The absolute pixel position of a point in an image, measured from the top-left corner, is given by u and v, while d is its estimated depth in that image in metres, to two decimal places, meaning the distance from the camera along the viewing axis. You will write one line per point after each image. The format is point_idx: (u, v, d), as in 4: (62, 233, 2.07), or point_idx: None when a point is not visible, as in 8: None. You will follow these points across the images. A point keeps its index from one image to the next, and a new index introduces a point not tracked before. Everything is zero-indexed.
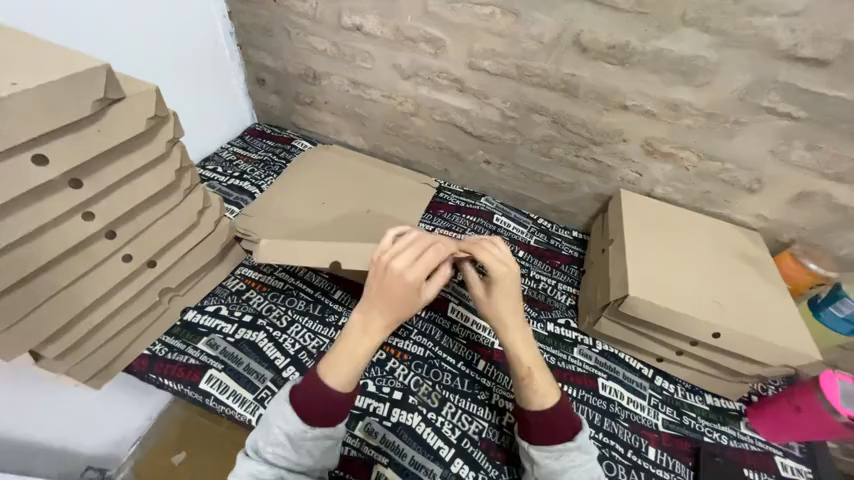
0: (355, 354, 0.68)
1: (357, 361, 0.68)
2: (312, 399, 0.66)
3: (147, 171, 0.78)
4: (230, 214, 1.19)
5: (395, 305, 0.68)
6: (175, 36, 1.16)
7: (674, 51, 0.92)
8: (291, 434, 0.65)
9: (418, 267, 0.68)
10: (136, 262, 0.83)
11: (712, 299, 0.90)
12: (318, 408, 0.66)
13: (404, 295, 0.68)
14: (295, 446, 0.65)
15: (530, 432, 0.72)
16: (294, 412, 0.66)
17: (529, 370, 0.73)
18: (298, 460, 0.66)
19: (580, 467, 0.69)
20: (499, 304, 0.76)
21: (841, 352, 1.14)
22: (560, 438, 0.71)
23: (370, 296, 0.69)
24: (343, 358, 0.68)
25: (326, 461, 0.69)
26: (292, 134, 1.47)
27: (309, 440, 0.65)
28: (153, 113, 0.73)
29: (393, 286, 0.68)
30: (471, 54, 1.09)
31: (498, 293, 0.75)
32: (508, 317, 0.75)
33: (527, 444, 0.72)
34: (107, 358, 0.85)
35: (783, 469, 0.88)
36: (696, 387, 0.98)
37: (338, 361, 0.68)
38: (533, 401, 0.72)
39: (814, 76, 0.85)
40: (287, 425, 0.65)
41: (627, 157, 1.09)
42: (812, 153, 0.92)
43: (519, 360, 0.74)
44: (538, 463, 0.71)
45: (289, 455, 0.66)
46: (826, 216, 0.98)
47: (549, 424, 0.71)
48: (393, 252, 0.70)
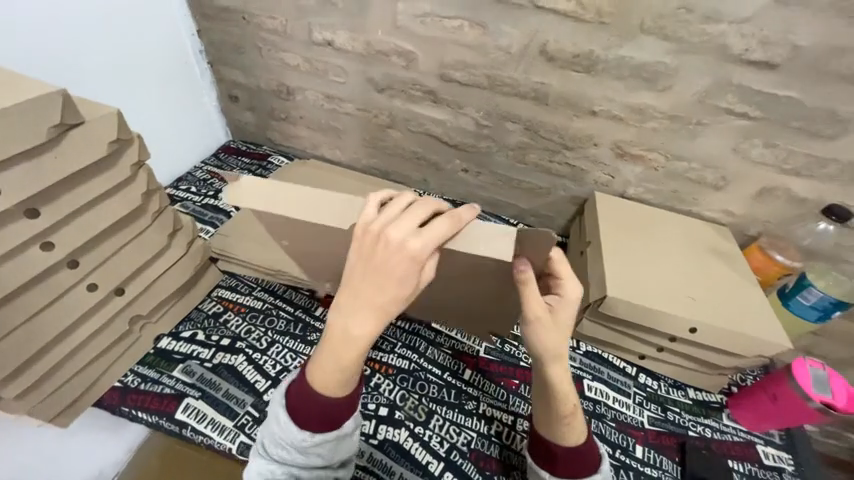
0: (348, 358, 0.56)
1: (350, 366, 0.57)
2: (316, 405, 0.58)
3: (112, 197, 0.76)
4: (204, 234, 1.17)
5: (387, 288, 0.54)
6: (142, 57, 1.13)
7: (635, 59, 0.95)
8: (295, 440, 0.59)
9: (420, 239, 0.54)
10: (102, 292, 0.80)
11: (687, 295, 0.92)
12: (326, 416, 0.59)
13: (398, 276, 0.53)
14: (301, 451, 0.59)
15: (555, 462, 0.67)
16: (290, 420, 0.59)
17: (573, 408, 0.67)
18: (307, 463, 0.60)
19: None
20: (561, 326, 0.66)
21: (813, 337, 1.19)
22: (586, 471, 0.67)
23: (353, 279, 0.55)
24: (336, 363, 0.56)
25: (343, 455, 0.62)
26: (268, 150, 1.45)
27: (314, 443, 0.59)
28: (115, 137, 0.71)
29: (385, 264, 0.54)
30: (442, 66, 1.10)
31: (561, 314, 0.66)
32: (563, 344, 0.65)
33: (549, 475, 0.68)
34: (73, 394, 0.81)
35: (765, 458, 0.90)
36: (678, 382, 1.00)
37: (329, 364, 0.57)
38: (569, 438, 0.67)
39: (766, 79, 0.90)
40: (286, 431, 0.59)
41: (599, 160, 1.12)
42: (770, 150, 0.97)
43: (568, 396, 0.66)
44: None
45: (295, 458, 0.60)
46: (788, 209, 1.03)
47: (577, 456, 0.67)
48: (386, 221, 0.56)
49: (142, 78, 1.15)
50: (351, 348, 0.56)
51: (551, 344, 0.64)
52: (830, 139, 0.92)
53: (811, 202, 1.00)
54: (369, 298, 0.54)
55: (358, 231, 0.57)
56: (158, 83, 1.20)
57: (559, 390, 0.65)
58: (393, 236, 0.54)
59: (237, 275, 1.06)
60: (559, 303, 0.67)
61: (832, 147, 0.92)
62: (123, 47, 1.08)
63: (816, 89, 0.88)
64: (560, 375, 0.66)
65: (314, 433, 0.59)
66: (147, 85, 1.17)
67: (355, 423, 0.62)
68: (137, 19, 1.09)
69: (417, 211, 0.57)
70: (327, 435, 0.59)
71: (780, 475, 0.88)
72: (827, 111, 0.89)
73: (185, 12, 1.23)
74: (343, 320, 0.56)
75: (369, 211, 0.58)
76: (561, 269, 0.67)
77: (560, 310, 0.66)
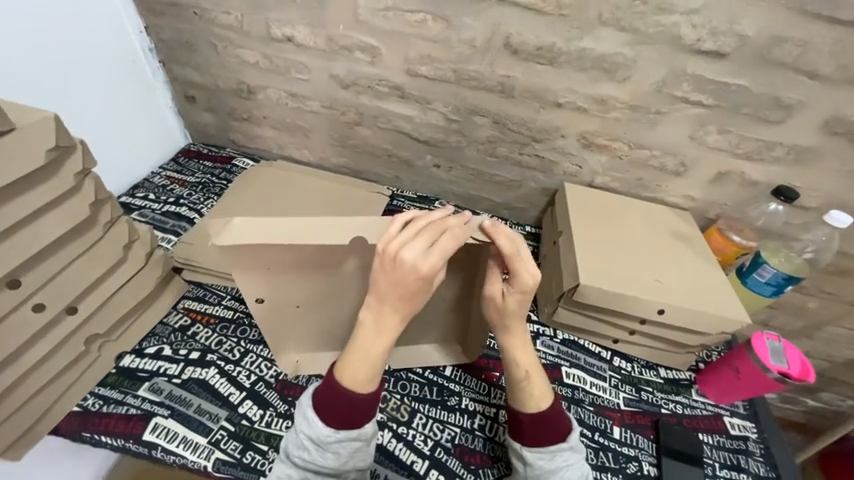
0: (373, 358, 0.66)
1: (375, 365, 0.66)
2: (340, 403, 0.63)
3: (55, 206, 0.72)
4: (166, 243, 1.10)
5: (406, 297, 0.64)
6: (86, 57, 1.06)
7: (595, 50, 0.97)
8: (315, 438, 0.63)
9: (431, 257, 0.62)
10: (51, 312, 0.75)
11: (654, 278, 0.96)
12: (347, 415, 0.64)
13: (415, 288, 0.63)
14: (322, 450, 0.63)
15: (522, 431, 0.73)
16: (316, 416, 0.64)
17: (529, 376, 0.74)
18: (325, 464, 0.63)
19: (571, 466, 0.71)
20: (516, 310, 0.73)
21: (769, 311, 1.27)
22: (553, 440, 0.72)
23: (376, 287, 0.65)
24: (363, 359, 0.66)
25: (357, 461, 0.66)
26: (231, 152, 1.39)
27: (335, 441, 0.63)
28: (52, 144, 0.68)
29: (400, 279, 0.62)
30: (408, 61, 1.09)
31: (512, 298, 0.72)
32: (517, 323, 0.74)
33: (520, 445, 0.73)
34: (25, 423, 0.75)
35: (731, 428, 0.95)
36: (650, 362, 1.04)
37: (355, 359, 0.66)
38: (529, 404, 0.73)
39: (716, 67, 0.94)
40: (310, 428, 0.63)
41: (567, 151, 1.13)
42: (724, 136, 1.02)
43: (519, 363, 0.74)
44: (530, 463, 0.72)
45: (315, 457, 0.63)
46: (742, 191, 1.08)
47: (542, 425, 0.72)
48: (401, 242, 0.63)
49: (87, 78, 1.07)
50: (376, 349, 0.66)
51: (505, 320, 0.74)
52: (776, 124, 0.97)
53: (762, 184, 1.06)
54: (390, 303, 0.65)
55: (379, 247, 0.64)
56: (106, 83, 1.12)
57: (514, 359, 0.75)
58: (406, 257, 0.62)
59: (204, 285, 1.02)
60: (511, 290, 0.71)
61: (779, 131, 0.98)
62: (64, 46, 1.00)
63: (762, 77, 0.93)
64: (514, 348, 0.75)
65: (336, 431, 0.63)
66: (93, 86, 1.09)
67: (374, 425, 0.67)
68: (78, 15, 1.02)
69: (432, 229, 0.64)
70: (349, 432, 0.64)
71: (745, 443, 0.94)
72: (773, 98, 0.94)
73: (130, 7, 1.15)
74: (370, 321, 0.66)
75: (393, 230, 0.65)
76: (511, 262, 0.70)
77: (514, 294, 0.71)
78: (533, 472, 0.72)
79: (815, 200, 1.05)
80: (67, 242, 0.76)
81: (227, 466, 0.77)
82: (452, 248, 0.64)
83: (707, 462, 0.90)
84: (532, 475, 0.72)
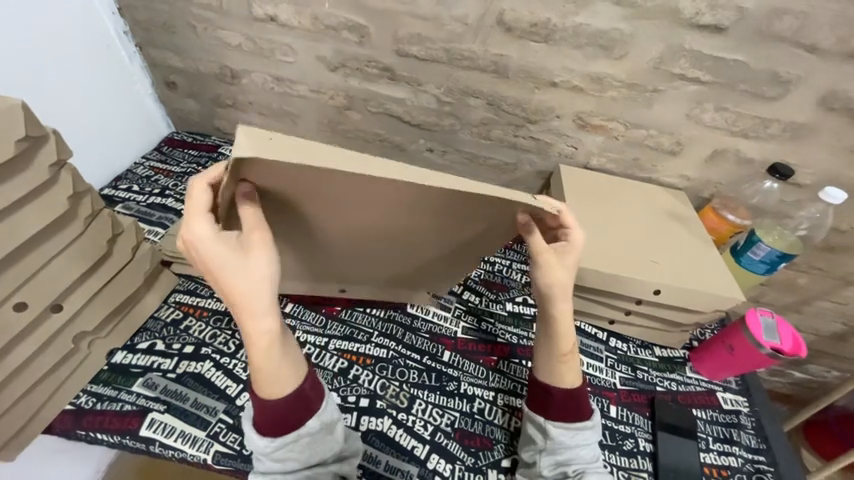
0: (256, 354, 0.60)
1: (266, 360, 0.60)
2: (269, 408, 0.61)
3: (30, 201, 0.69)
4: (153, 236, 1.07)
5: (221, 281, 0.58)
6: (57, 40, 0.99)
7: (591, 26, 0.95)
8: (262, 452, 0.61)
9: (191, 228, 0.58)
10: (35, 310, 0.72)
11: (649, 258, 0.96)
12: (270, 419, 0.61)
13: (215, 264, 0.58)
14: (272, 460, 0.61)
15: (548, 405, 0.74)
16: (254, 432, 0.62)
17: (571, 350, 0.75)
18: (283, 469, 0.61)
19: (588, 444, 0.73)
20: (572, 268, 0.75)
21: (761, 288, 1.29)
22: (578, 418, 0.74)
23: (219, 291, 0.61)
24: (253, 361, 0.61)
25: (323, 453, 0.63)
26: (217, 140, 1.34)
27: (277, 446, 0.60)
28: (23, 134, 0.64)
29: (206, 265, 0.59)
30: (397, 41, 1.05)
31: (568, 258, 0.74)
32: (566, 290, 0.74)
33: (543, 418, 0.74)
34: (16, 423, 0.73)
35: (724, 403, 0.98)
36: (646, 342, 1.05)
37: (255, 370, 0.61)
38: (565, 380, 0.75)
39: (714, 42, 0.92)
40: (251, 445, 0.61)
41: (563, 132, 1.11)
42: (720, 114, 1.00)
43: (569, 337, 0.75)
44: (552, 437, 0.73)
45: (269, 467, 0.61)
46: (737, 170, 1.08)
47: (571, 403, 0.74)
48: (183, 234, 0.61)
49: (62, 65, 1.01)
50: (254, 342, 0.60)
51: (559, 285, 0.74)
52: (773, 101, 0.96)
53: (757, 162, 1.05)
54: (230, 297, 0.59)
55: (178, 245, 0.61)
56: (82, 69, 1.06)
57: (563, 332, 0.75)
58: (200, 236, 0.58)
59: (195, 278, 1.00)
60: (567, 249, 0.74)
61: (775, 108, 0.97)
62: (36, 29, 0.94)
63: (761, 52, 0.91)
64: (562, 317, 0.74)
65: (275, 438, 0.61)
66: (69, 73, 1.03)
67: (320, 419, 0.63)
68: None
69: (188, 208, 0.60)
70: (287, 436, 0.61)
71: (737, 417, 0.96)
72: (770, 73, 0.92)
73: None
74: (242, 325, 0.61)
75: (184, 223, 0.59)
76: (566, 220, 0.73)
77: (568, 254, 0.74)
78: (552, 445, 0.73)
79: (809, 177, 1.04)
80: (47, 238, 0.73)
81: (227, 459, 0.76)
82: (202, 208, 0.59)
83: (701, 437, 0.92)
84: (548, 449, 0.73)
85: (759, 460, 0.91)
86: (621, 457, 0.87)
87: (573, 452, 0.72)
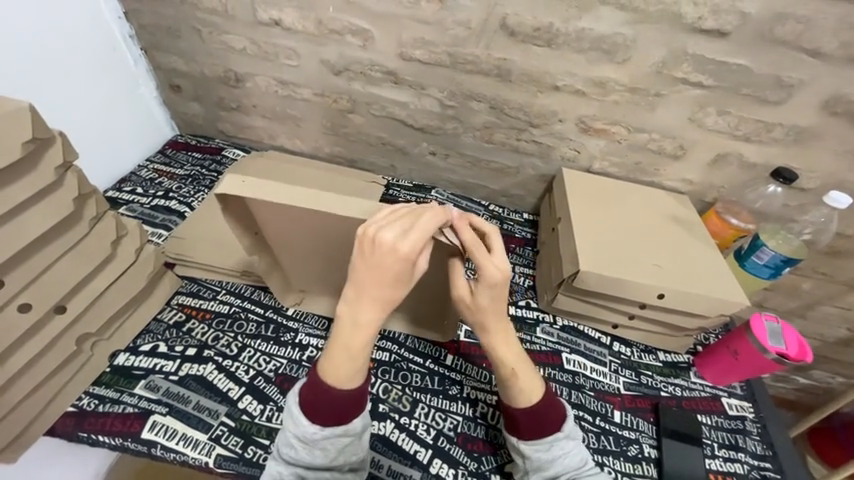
0: (355, 350, 0.61)
1: (359, 358, 0.62)
2: (328, 400, 0.61)
3: (35, 203, 0.69)
4: (157, 238, 1.07)
5: (386, 284, 0.60)
6: (63, 44, 1.00)
7: (594, 31, 0.95)
8: (302, 437, 0.61)
9: (411, 239, 0.59)
10: (39, 312, 0.72)
11: (652, 263, 0.95)
12: (325, 407, 0.61)
13: (395, 273, 0.59)
14: (306, 448, 0.61)
15: (516, 425, 0.73)
16: (303, 415, 0.61)
17: (513, 372, 0.72)
18: (313, 462, 0.62)
19: (569, 453, 0.72)
20: (485, 307, 0.70)
21: (765, 293, 1.28)
22: (551, 430, 0.73)
23: (355, 280, 0.61)
24: (345, 353, 0.61)
25: (349, 455, 0.63)
26: (221, 144, 1.35)
27: (323, 437, 0.61)
28: (30, 135, 0.65)
29: (382, 265, 0.59)
30: (401, 45, 1.06)
31: (480, 291, 0.69)
32: (493, 319, 0.72)
33: (516, 439, 0.74)
34: (18, 425, 0.73)
35: (729, 408, 0.97)
36: (649, 346, 1.05)
37: (337, 357, 0.61)
38: (518, 399, 0.73)
39: (717, 47, 0.92)
40: (296, 428, 0.61)
41: (565, 136, 1.12)
42: (723, 118, 1.00)
43: (505, 361, 0.73)
44: (527, 457, 0.73)
45: (303, 456, 0.61)
46: (741, 174, 1.08)
47: (537, 415, 0.72)
48: (380, 224, 0.61)
49: (69, 68, 1.03)
50: (360, 340, 0.61)
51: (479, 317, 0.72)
52: (777, 105, 0.96)
53: (760, 166, 1.05)
54: (372, 294, 0.60)
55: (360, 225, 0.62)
56: (87, 72, 1.07)
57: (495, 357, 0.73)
58: (385, 239, 0.59)
59: (198, 280, 1.00)
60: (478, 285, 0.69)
61: (778, 112, 0.97)
62: (43, 33, 0.95)
63: (764, 56, 0.91)
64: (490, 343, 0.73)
65: (323, 427, 0.61)
66: (74, 76, 1.04)
67: (363, 419, 0.64)
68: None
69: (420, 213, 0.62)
70: (337, 428, 0.62)
71: (742, 423, 0.95)
72: (773, 77, 0.93)
73: None
74: (348, 314, 0.62)
75: (380, 221, 0.61)
76: (473, 252, 0.66)
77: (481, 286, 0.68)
78: (532, 464, 0.72)
79: (813, 181, 1.04)
80: (51, 240, 0.73)
81: (229, 462, 0.76)
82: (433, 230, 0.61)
83: (706, 443, 0.91)
84: (532, 468, 0.72)
85: (765, 466, 0.90)
86: (626, 463, 0.86)
87: (559, 464, 0.71)
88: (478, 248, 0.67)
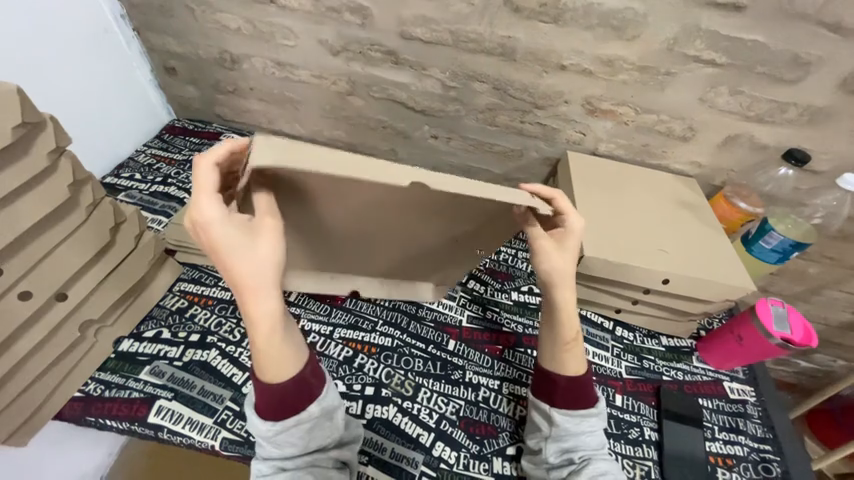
0: (263, 338, 0.59)
1: (272, 341, 0.60)
2: (266, 393, 0.61)
3: (29, 190, 0.68)
4: (158, 225, 1.06)
5: (235, 263, 0.56)
6: (54, 26, 0.97)
7: (603, 6, 0.91)
8: (261, 435, 0.62)
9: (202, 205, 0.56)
10: (39, 300, 0.72)
11: (658, 248, 0.94)
12: (269, 398, 0.61)
13: (228, 241, 0.56)
14: (272, 443, 0.62)
15: (553, 393, 0.75)
16: (257, 416, 0.62)
17: (575, 336, 0.75)
18: (283, 453, 0.62)
19: (595, 432, 0.73)
20: (568, 255, 0.75)
21: (770, 277, 1.27)
22: (584, 405, 0.74)
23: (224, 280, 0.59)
24: (257, 345, 0.60)
25: (321, 440, 0.64)
26: (219, 128, 1.32)
27: (278, 432, 0.61)
28: (20, 120, 0.63)
29: (215, 243, 0.56)
30: (401, 23, 1.02)
31: (569, 242, 0.75)
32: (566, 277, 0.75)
33: (548, 406, 0.75)
34: (26, 410, 0.74)
35: (731, 392, 0.97)
36: (652, 331, 1.04)
37: (257, 354, 0.60)
38: (569, 368, 0.75)
39: (732, 22, 0.88)
40: (255, 429, 0.62)
41: (570, 118, 1.08)
42: (735, 98, 0.97)
43: (568, 326, 0.75)
44: (556, 424, 0.73)
45: (269, 451, 0.62)
46: (751, 157, 1.05)
47: (577, 388, 0.74)
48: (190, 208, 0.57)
49: (60, 50, 1.00)
50: (260, 326, 0.59)
51: (555, 271, 0.74)
52: (792, 84, 0.92)
53: (772, 148, 1.02)
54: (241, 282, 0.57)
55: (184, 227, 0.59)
56: (78, 54, 1.04)
57: (565, 318, 0.75)
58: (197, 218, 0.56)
59: (199, 266, 1.00)
60: (564, 233, 0.76)
61: (794, 91, 0.93)
62: (30, 13, 0.92)
63: (780, 31, 0.87)
64: (565, 304, 0.75)
65: (275, 422, 0.61)
66: (65, 58, 1.01)
67: (320, 405, 0.64)
68: None
69: (195, 175, 0.58)
70: (287, 421, 0.61)
71: (744, 406, 0.95)
72: (790, 54, 0.89)
73: None
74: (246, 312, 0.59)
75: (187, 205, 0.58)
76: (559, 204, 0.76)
77: (567, 238, 0.76)
78: (557, 432, 0.73)
79: (825, 163, 1.01)
80: (49, 227, 0.73)
81: (235, 445, 0.77)
82: (211, 183, 0.57)
83: (706, 426, 0.91)
84: (554, 435, 0.73)
85: (765, 449, 0.90)
86: (626, 445, 0.87)
87: (578, 439, 0.72)
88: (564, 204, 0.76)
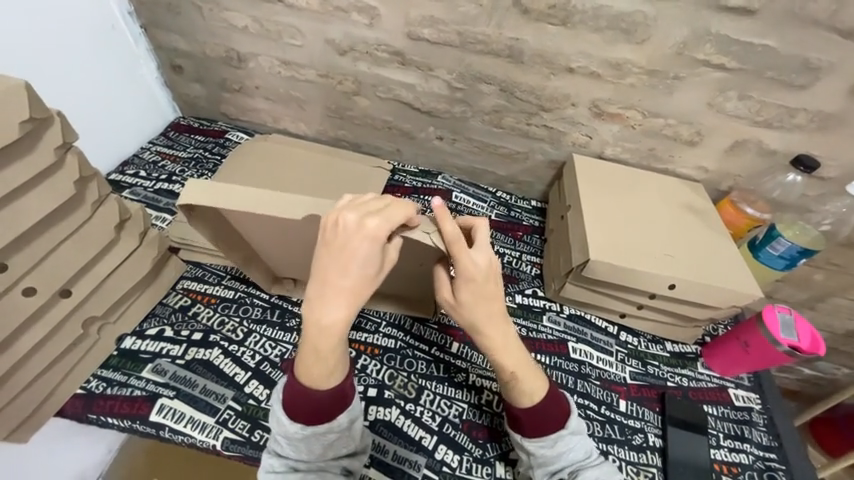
0: (324, 348, 0.59)
1: (330, 355, 0.60)
2: (304, 400, 0.61)
3: (36, 186, 0.68)
4: (162, 222, 1.06)
5: (353, 275, 0.57)
6: (61, 22, 0.97)
7: (613, 8, 0.91)
8: (286, 435, 0.62)
9: (376, 218, 0.58)
10: (44, 295, 0.73)
11: (664, 253, 0.93)
12: (299, 402, 0.61)
13: (363, 256, 0.57)
14: (293, 445, 0.62)
15: (520, 424, 0.73)
16: (284, 413, 0.62)
17: (515, 375, 0.71)
18: (300, 455, 0.62)
19: (575, 448, 0.72)
20: (474, 302, 0.67)
21: (776, 284, 1.25)
22: (555, 428, 0.72)
23: (319, 272, 0.58)
24: (315, 353, 0.59)
25: (338, 448, 0.64)
26: (224, 126, 1.32)
27: (304, 436, 0.61)
28: (28, 117, 0.63)
29: (348, 251, 0.57)
30: (409, 23, 1.02)
31: (473, 290, 0.67)
32: (484, 317, 0.68)
33: (520, 436, 0.73)
34: (30, 405, 0.75)
35: (736, 399, 0.96)
36: (657, 337, 1.03)
37: (309, 357, 0.60)
38: (521, 400, 0.72)
39: (742, 26, 0.87)
40: (280, 425, 0.62)
41: (577, 121, 1.08)
42: (744, 103, 0.96)
43: (503, 365, 0.70)
44: (532, 452, 0.72)
45: (289, 452, 0.62)
46: (759, 162, 1.04)
47: (539, 415, 0.71)
48: (340, 208, 0.60)
49: (67, 46, 1.00)
50: (324, 337, 0.58)
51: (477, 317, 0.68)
52: (801, 89, 0.92)
53: (781, 153, 1.01)
54: (338, 287, 0.57)
55: (324, 220, 0.59)
56: (85, 51, 1.04)
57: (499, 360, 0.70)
58: (348, 222, 0.58)
59: (203, 264, 0.99)
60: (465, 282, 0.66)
61: (803, 97, 0.93)
62: (37, 8, 0.92)
63: (790, 36, 0.87)
64: (493, 346, 0.70)
65: (304, 426, 0.61)
66: (72, 53, 1.01)
67: (349, 414, 0.64)
68: None
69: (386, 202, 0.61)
70: (318, 427, 0.61)
71: (749, 414, 0.94)
72: (800, 59, 0.88)
73: None
74: (316, 314, 0.58)
75: (344, 207, 0.60)
76: (453, 248, 0.64)
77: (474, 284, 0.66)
78: (538, 459, 0.72)
79: (834, 170, 1.01)
80: (53, 223, 0.73)
81: (236, 445, 0.77)
82: (396, 213, 0.60)
83: (711, 433, 0.91)
84: (537, 463, 0.72)
85: (770, 457, 0.90)
86: (630, 451, 0.86)
87: (561, 460, 0.71)
88: (461, 243, 0.64)
